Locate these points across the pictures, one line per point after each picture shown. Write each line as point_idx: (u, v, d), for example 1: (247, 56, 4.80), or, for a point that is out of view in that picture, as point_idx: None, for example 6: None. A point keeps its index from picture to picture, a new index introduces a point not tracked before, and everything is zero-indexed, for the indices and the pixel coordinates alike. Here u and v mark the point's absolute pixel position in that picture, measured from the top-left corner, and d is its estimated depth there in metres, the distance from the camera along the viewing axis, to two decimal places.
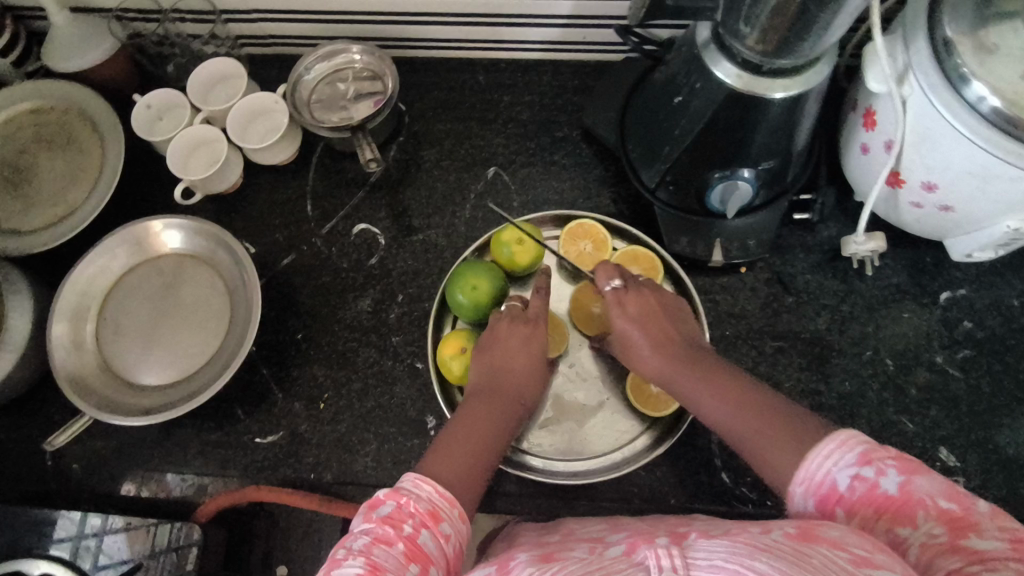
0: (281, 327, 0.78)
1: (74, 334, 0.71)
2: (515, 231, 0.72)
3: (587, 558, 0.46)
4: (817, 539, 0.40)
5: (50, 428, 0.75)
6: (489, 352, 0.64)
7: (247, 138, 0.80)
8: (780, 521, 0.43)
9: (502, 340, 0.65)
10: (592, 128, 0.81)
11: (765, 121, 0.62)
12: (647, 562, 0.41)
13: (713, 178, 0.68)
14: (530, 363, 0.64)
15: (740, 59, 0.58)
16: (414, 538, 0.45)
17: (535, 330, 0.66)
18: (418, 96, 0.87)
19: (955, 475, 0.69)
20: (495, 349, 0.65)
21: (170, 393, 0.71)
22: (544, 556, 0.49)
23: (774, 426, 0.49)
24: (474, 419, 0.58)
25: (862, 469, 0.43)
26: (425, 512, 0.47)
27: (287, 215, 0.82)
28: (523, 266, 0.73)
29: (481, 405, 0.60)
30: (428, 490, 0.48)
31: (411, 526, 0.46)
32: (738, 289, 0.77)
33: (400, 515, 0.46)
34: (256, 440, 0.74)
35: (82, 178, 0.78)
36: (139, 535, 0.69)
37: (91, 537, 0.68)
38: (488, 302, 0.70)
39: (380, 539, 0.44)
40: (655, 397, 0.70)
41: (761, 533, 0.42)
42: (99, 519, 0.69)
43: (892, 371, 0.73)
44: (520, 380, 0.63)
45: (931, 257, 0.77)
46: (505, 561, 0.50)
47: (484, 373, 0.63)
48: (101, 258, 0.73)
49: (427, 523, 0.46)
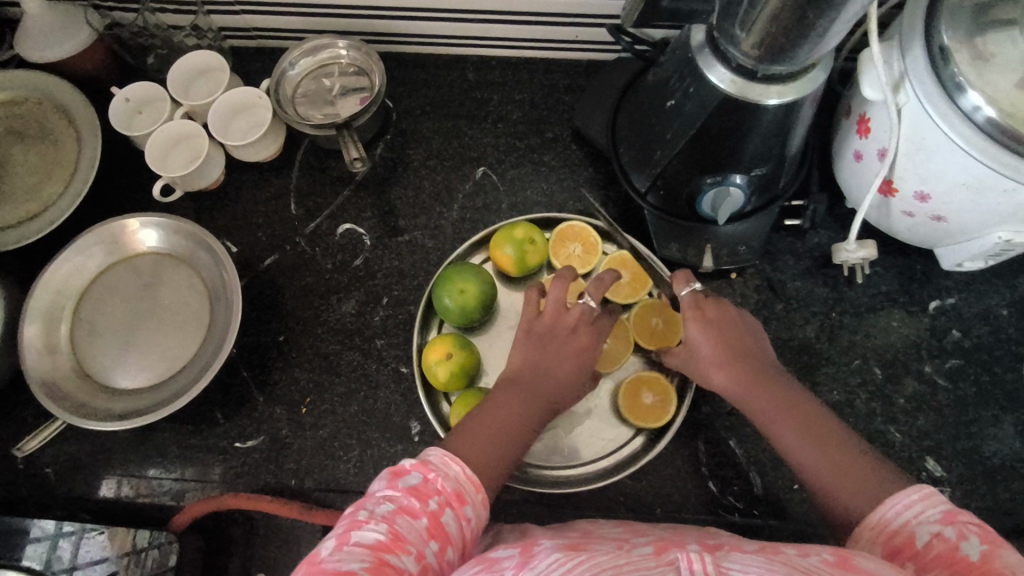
0: (262, 329, 0.76)
1: (47, 336, 0.69)
2: (528, 231, 0.72)
3: (616, 553, 0.45)
4: (855, 569, 0.41)
5: (21, 432, 0.72)
6: (540, 347, 0.61)
7: (229, 134, 0.78)
8: (818, 546, 0.43)
9: (549, 329, 0.62)
10: (583, 129, 0.80)
11: (759, 127, 0.61)
12: (677, 564, 0.41)
13: (705, 183, 0.67)
14: (574, 370, 0.61)
15: (735, 64, 0.57)
16: (438, 515, 0.46)
17: (589, 341, 0.62)
18: (406, 93, 0.85)
19: (941, 485, 0.69)
20: (545, 338, 0.61)
21: (146, 396, 0.69)
22: (569, 546, 0.47)
23: (851, 467, 0.51)
24: (508, 413, 0.57)
25: (945, 529, 0.44)
26: (452, 491, 0.47)
27: (269, 213, 0.81)
28: (529, 267, 0.72)
29: (515, 397, 0.58)
30: (456, 469, 0.49)
31: (436, 503, 0.46)
32: (728, 296, 0.76)
33: (426, 489, 0.47)
34: (235, 444, 0.72)
35: (57, 173, 0.76)
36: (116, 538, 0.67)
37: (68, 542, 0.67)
38: (476, 305, 0.69)
39: (404, 510, 0.45)
40: (648, 408, 0.70)
41: (799, 556, 0.42)
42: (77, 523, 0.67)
43: (880, 380, 0.73)
44: (561, 385, 0.60)
45: (921, 265, 0.76)
46: (528, 546, 0.47)
47: (526, 362, 0.60)
48: (76, 256, 0.71)
49: (451, 503, 0.47)
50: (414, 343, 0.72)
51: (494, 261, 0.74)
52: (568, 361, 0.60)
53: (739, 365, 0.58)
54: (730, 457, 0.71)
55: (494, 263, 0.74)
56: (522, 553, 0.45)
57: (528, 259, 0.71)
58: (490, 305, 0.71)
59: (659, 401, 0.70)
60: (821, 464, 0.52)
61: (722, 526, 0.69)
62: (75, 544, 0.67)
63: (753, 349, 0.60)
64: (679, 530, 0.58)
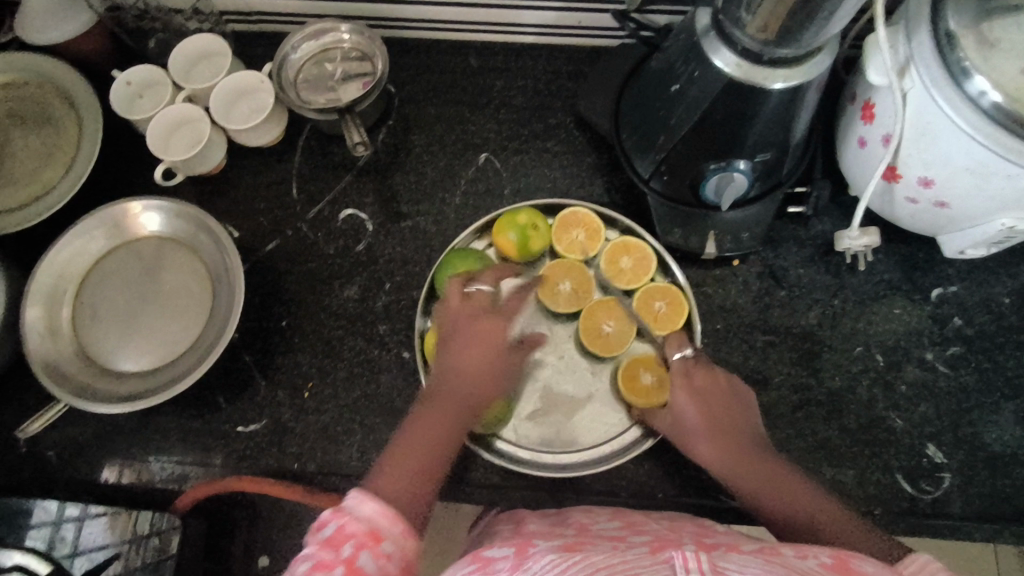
0: (264, 314, 0.76)
1: (49, 318, 0.69)
2: (531, 216, 0.72)
3: (611, 551, 0.45)
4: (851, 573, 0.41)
5: (24, 414, 0.73)
6: (450, 348, 0.57)
7: (230, 118, 0.78)
8: (815, 547, 0.43)
9: (464, 330, 0.57)
10: (586, 115, 0.80)
11: (763, 113, 0.61)
12: (672, 562, 0.40)
13: (708, 169, 0.67)
14: (489, 360, 0.56)
15: (741, 47, 0.57)
16: (353, 561, 0.41)
17: (493, 323, 0.57)
18: (409, 79, 0.85)
19: (942, 471, 0.70)
20: (456, 340, 0.57)
21: (148, 379, 0.69)
22: (566, 546, 0.48)
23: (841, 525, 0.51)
24: (432, 432, 0.52)
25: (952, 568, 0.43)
26: (365, 533, 0.42)
27: (271, 199, 0.80)
28: (533, 251, 0.72)
29: (437, 412, 0.54)
30: (370, 508, 0.43)
31: (350, 549, 0.41)
32: (730, 282, 0.76)
33: (340, 537, 0.42)
34: (238, 428, 0.72)
35: (58, 157, 0.76)
36: (118, 522, 0.67)
37: (69, 526, 0.66)
38: None
39: (318, 566, 0.40)
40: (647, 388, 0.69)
41: (798, 559, 0.42)
42: (78, 507, 0.67)
43: (882, 367, 0.73)
44: (475, 380, 0.55)
45: (924, 253, 0.76)
46: (523, 545, 0.48)
47: (443, 371, 0.56)
48: (77, 240, 0.71)
49: (371, 544, 0.42)
50: (416, 328, 0.72)
51: (497, 247, 0.74)
52: (479, 353, 0.56)
53: (722, 435, 0.58)
54: None
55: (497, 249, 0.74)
56: (516, 553, 0.46)
57: (531, 244, 0.71)
58: None
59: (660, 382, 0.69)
60: (800, 519, 0.52)
61: (724, 511, 0.69)
62: (75, 528, 0.66)
63: (739, 417, 0.60)
64: (673, 524, 0.60)
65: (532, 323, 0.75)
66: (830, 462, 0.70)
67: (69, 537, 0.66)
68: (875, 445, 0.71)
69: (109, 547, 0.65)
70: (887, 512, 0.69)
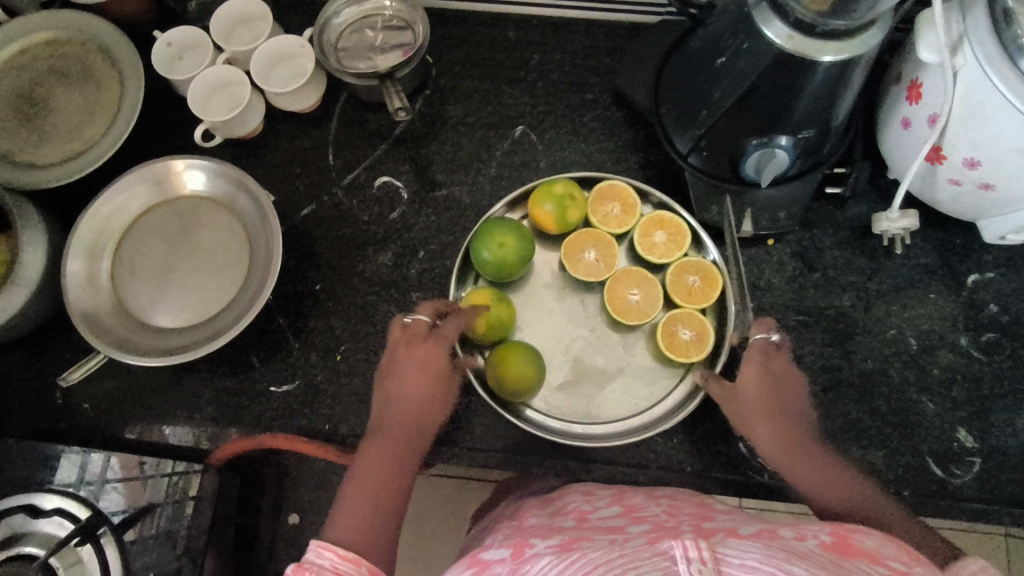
0: (299, 278, 0.76)
1: (90, 272, 0.70)
2: (568, 187, 0.72)
3: (608, 547, 0.47)
4: (849, 549, 0.45)
5: (61, 366, 0.73)
6: (388, 383, 0.64)
7: (269, 82, 0.78)
8: (814, 528, 0.47)
9: (398, 367, 0.65)
10: (624, 90, 0.79)
11: (811, 86, 0.60)
12: (671, 552, 0.42)
13: (750, 145, 0.66)
14: (424, 389, 0.64)
15: (794, 19, 0.56)
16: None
17: (430, 354, 0.65)
18: (446, 49, 0.85)
19: (972, 456, 0.69)
20: (393, 377, 0.64)
21: (186, 335, 0.70)
22: (563, 544, 0.49)
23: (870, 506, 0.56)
24: (380, 465, 0.59)
25: None
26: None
27: (307, 163, 0.80)
28: (570, 223, 0.72)
29: (381, 447, 0.60)
30: (329, 556, 0.48)
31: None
32: (765, 262, 0.76)
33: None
34: (271, 388, 0.73)
35: (99, 114, 0.76)
36: (133, 488, 0.70)
37: (91, 484, 0.70)
38: (515, 260, 0.69)
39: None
40: (684, 344, 0.70)
41: (796, 541, 0.45)
42: (100, 467, 0.70)
43: (915, 351, 0.73)
44: (413, 408, 0.63)
45: (962, 239, 0.76)
46: (521, 547, 0.51)
47: (384, 411, 0.63)
48: (119, 195, 0.72)
49: None
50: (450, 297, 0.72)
51: (532, 218, 0.73)
52: (414, 384, 0.64)
53: (775, 415, 0.62)
54: None
55: (533, 220, 0.74)
56: (512, 556, 0.49)
57: (568, 215, 0.71)
58: (527, 263, 0.71)
59: (696, 344, 0.70)
60: (829, 498, 0.57)
61: (752, 487, 0.70)
62: (97, 486, 0.70)
63: (795, 400, 0.64)
64: (672, 507, 0.60)
65: (566, 294, 0.75)
66: (860, 443, 0.71)
67: (93, 492, 0.70)
68: (905, 428, 0.71)
69: (124, 511, 0.70)
70: (916, 494, 0.69)
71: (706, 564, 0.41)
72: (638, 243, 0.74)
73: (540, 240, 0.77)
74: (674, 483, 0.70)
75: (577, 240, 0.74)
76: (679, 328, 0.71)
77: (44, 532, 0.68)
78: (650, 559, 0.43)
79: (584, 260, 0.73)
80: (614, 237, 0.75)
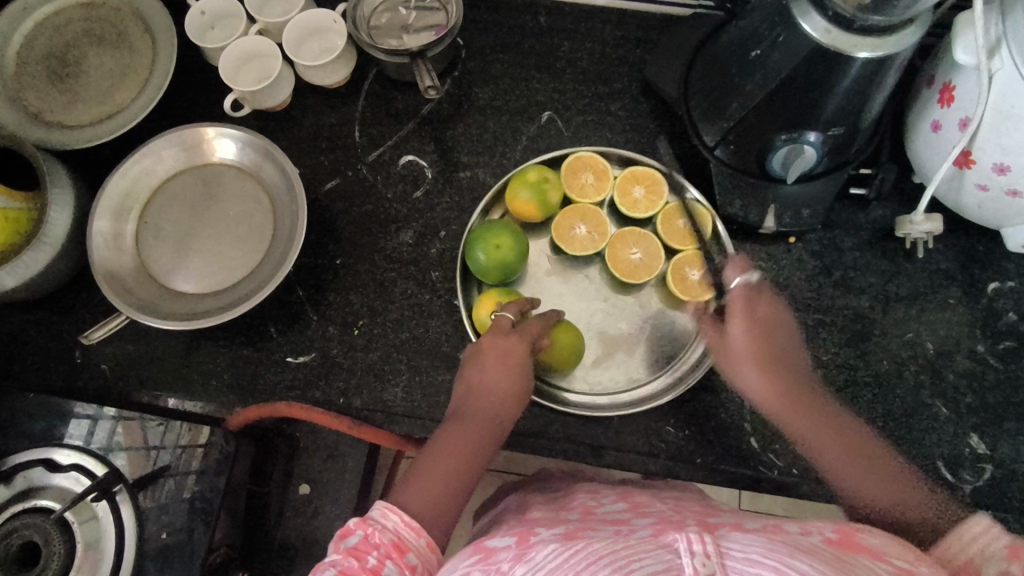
0: (320, 251, 0.77)
1: (115, 232, 0.70)
2: (537, 171, 0.72)
3: (612, 538, 0.44)
4: (858, 547, 0.41)
5: (82, 326, 0.74)
6: (470, 371, 0.60)
7: (300, 55, 0.78)
8: (818, 523, 0.43)
9: (482, 355, 0.61)
10: (653, 81, 0.79)
11: (844, 84, 0.60)
12: (675, 545, 0.40)
13: (779, 140, 0.66)
14: (508, 380, 0.59)
15: (832, 13, 0.56)
16: (378, 570, 0.44)
17: (513, 345, 0.61)
18: (477, 32, 0.84)
19: (983, 463, 0.70)
20: (474, 365, 0.61)
21: (206, 301, 0.70)
22: (568, 533, 0.46)
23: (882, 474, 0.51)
24: (454, 446, 0.55)
25: (1012, 564, 0.42)
26: (391, 543, 0.46)
27: (333, 138, 0.81)
28: (551, 205, 0.72)
29: (455, 428, 0.57)
30: (394, 520, 0.47)
31: (375, 559, 0.44)
32: (785, 259, 0.76)
33: (365, 547, 0.45)
34: (287, 358, 0.74)
35: (130, 79, 0.76)
36: (136, 459, 0.68)
37: (96, 451, 0.68)
38: (512, 253, 0.69)
39: (344, 572, 0.43)
40: (692, 284, 0.72)
41: (801, 535, 0.41)
42: (107, 434, 0.68)
43: (932, 355, 0.73)
44: (496, 400, 0.59)
45: (984, 246, 0.76)
46: (525, 535, 0.46)
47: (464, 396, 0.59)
48: (147, 159, 0.72)
49: (392, 555, 0.45)
50: (461, 303, 0.72)
51: (512, 210, 0.73)
52: (498, 374, 0.59)
53: (771, 362, 0.58)
54: None
55: (512, 213, 0.74)
56: (518, 543, 0.45)
57: (548, 196, 0.71)
58: (523, 253, 0.71)
59: (706, 281, 0.72)
60: (842, 464, 0.52)
61: (761, 482, 0.70)
62: (102, 453, 0.68)
63: (789, 344, 0.59)
64: (680, 505, 0.55)
65: (585, 280, 0.75)
66: None
67: (99, 457, 0.67)
68: (917, 431, 0.71)
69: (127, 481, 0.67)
70: None
71: (711, 558, 0.38)
72: (621, 205, 0.75)
73: (528, 232, 0.77)
74: (684, 474, 0.70)
75: (564, 220, 0.74)
76: (688, 271, 0.73)
77: (60, 487, 0.66)
78: (651, 551, 0.39)
79: (577, 236, 0.74)
80: (596, 207, 0.75)
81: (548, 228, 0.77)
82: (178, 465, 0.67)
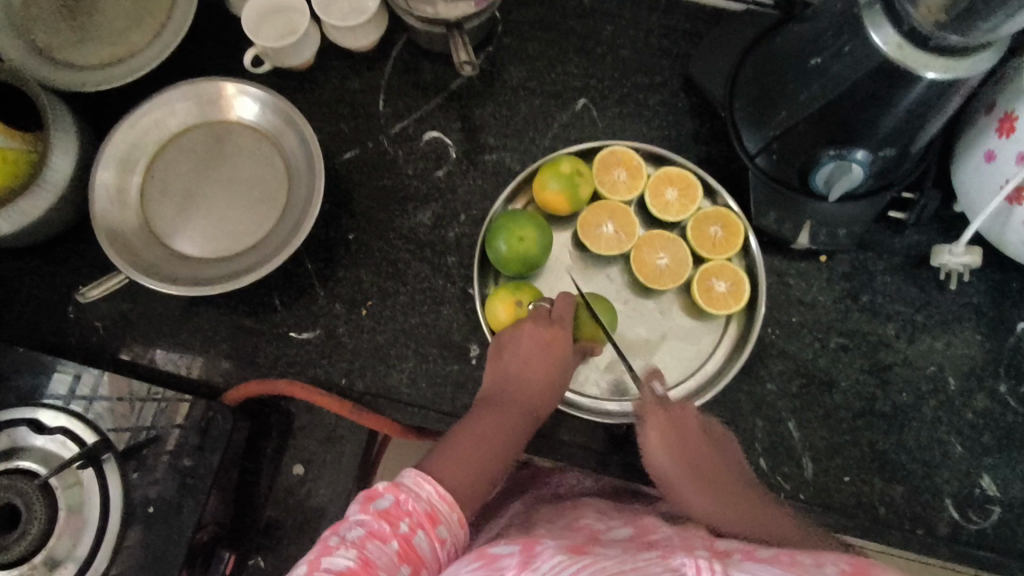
0: (333, 224, 0.73)
1: (120, 185, 0.67)
2: (572, 163, 0.69)
3: (621, 556, 0.41)
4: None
5: (78, 280, 0.71)
6: (507, 356, 0.61)
7: (329, 13, 0.73)
8: (831, 555, 0.39)
9: (520, 340, 0.61)
10: (697, 78, 0.75)
11: (906, 102, 0.56)
12: (682, 570, 0.38)
13: (825, 155, 0.62)
14: (548, 372, 0.60)
15: (908, 27, 0.52)
16: (409, 537, 0.44)
17: (556, 336, 0.61)
18: (517, 6, 0.80)
19: (992, 505, 0.68)
20: (512, 350, 0.61)
21: (211, 267, 0.67)
22: (574, 546, 0.43)
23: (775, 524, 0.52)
24: (489, 430, 0.55)
25: None
26: (423, 512, 0.46)
27: (356, 106, 0.76)
28: (581, 199, 0.69)
29: (492, 414, 0.57)
30: (428, 490, 0.47)
31: (407, 525, 0.44)
32: (814, 278, 0.74)
33: (397, 512, 0.45)
34: (291, 333, 0.71)
35: (146, 21, 0.71)
36: (122, 411, 0.65)
37: (81, 398, 0.65)
38: (536, 249, 0.66)
39: (375, 535, 0.43)
40: (718, 296, 0.69)
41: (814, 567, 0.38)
42: (94, 380, 0.66)
43: (953, 391, 0.71)
44: (533, 390, 0.60)
45: (1018, 284, 0.73)
46: (531, 542, 0.43)
47: (501, 383, 0.60)
48: (161, 109, 0.68)
49: (424, 524, 0.45)
50: (476, 292, 0.68)
51: (540, 201, 0.70)
52: (538, 364, 0.60)
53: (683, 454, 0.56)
54: (786, 438, 0.70)
55: (538, 203, 0.71)
56: (523, 551, 0.42)
57: (579, 191, 0.68)
58: (547, 250, 0.68)
59: (733, 294, 0.69)
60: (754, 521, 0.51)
61: None
62: (86, 401, 0.65)
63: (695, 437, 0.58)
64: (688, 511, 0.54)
65: (602, 278, 0.73)
66: (881, 475, 0.69)
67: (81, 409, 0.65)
68: (930, 467, 0.69)
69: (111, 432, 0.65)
70: (928, 535, 0.68)
71: None
72: (652, 205, 0.71)
73: (553, 223, 0.74)
74: None
75: (592, 216, 0.71)
76: (714, 281, 0.70)
77: (44, 450, 0.63)
78: None
79: (603, 234, 0.70)
80: (626, 205, 0.72)
81: (573, 222, 0.74)
82: (159, 428, 0.65)
